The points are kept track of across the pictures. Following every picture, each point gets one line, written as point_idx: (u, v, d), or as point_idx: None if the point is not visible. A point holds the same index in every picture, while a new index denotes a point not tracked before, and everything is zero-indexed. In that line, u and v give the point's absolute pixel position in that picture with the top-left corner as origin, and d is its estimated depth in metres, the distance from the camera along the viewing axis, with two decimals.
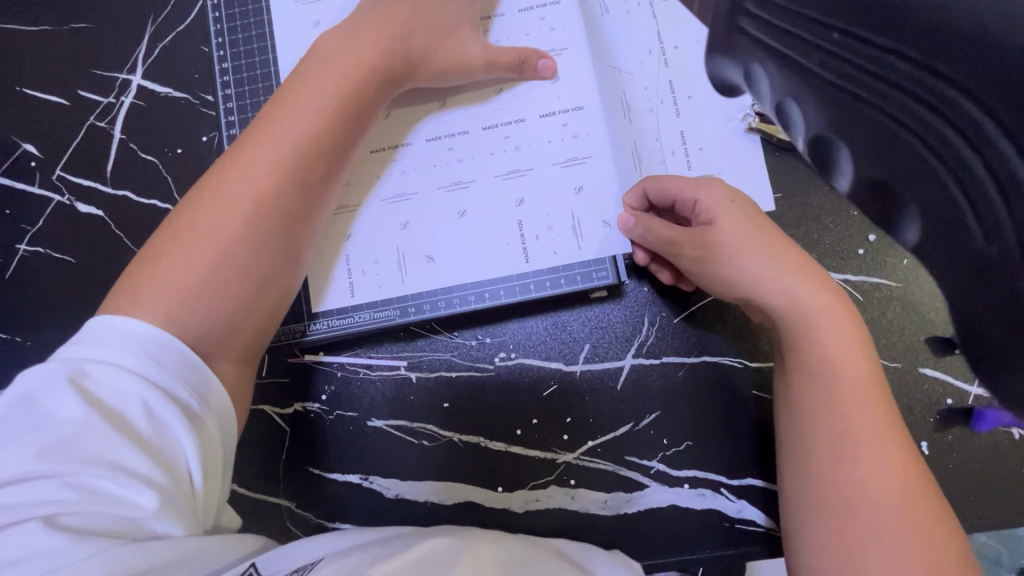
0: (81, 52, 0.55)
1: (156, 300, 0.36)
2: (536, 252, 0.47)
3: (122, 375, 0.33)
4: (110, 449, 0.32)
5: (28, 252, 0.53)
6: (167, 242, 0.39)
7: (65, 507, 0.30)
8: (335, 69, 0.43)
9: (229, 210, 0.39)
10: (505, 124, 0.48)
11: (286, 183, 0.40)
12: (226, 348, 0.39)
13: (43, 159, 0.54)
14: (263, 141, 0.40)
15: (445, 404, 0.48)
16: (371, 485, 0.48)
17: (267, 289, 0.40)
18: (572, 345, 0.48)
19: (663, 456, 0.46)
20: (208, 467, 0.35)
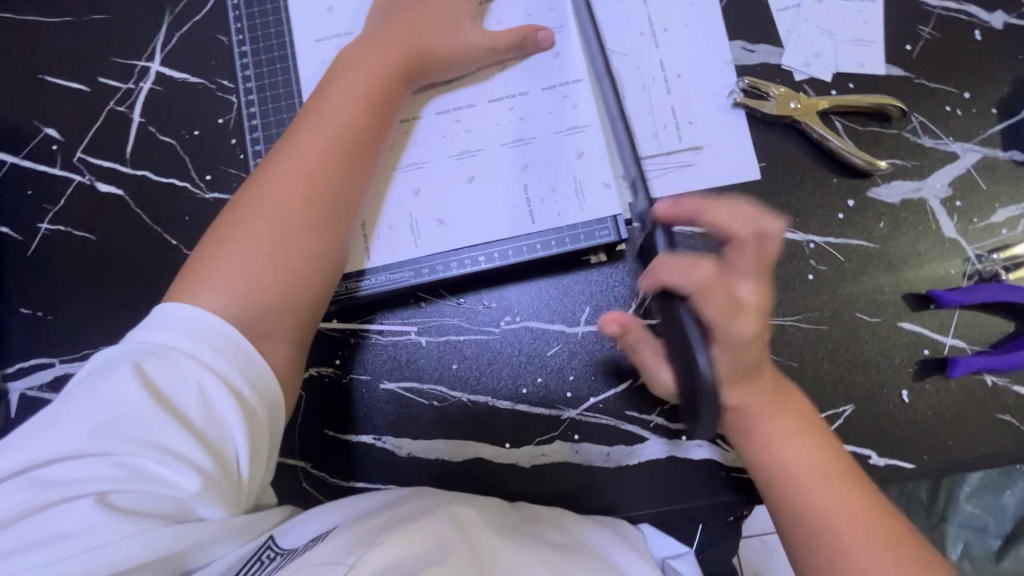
0: (102, 42, 0.57)
1: (223, 273, 0.40)
2: (545, 217, 0.49)
3: (179, 361, 0.36)
4: (161, 432, 0.34)
5: (49, 231, 0.55)
6: (228, 224, 0.43)
7: (117, 486, 0.33)
8: (364, 63, 0.47)
9: (283, 196, 0.43)
10: (509, 97, 0.51)
11: (327, 173, 0.44)
12: (282, 310, 0.42)
13: (64, 143, 0.56)
14: (308, 133, 0.45)
15: (454, 365, 0.51)
16: (384, 444, 0.50)
17: (318, 259, 0.44)
18: (574, 307, 0.51)
19: (661, 411, 0.49)
20: (255, 455, 0.37)
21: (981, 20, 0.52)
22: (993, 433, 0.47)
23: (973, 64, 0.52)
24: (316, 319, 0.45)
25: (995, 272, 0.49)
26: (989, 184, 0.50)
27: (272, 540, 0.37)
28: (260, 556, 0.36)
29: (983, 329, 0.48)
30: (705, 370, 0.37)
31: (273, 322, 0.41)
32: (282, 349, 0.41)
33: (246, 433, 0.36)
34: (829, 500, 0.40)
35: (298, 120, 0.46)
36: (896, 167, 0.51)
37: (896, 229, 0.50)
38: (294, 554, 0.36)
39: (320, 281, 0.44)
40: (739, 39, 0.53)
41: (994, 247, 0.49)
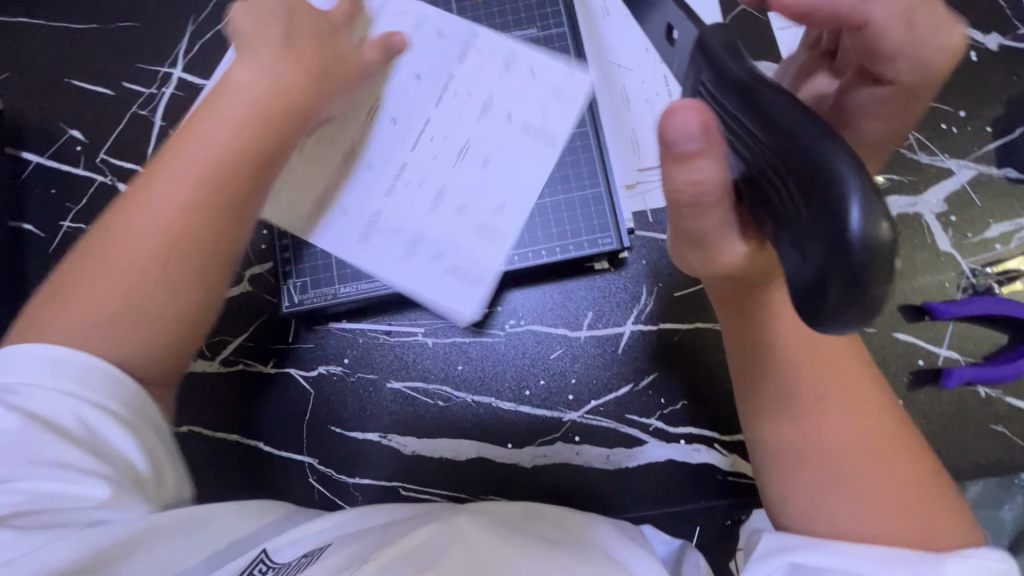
0: (127, 48, 0.60)
1: (94, 294, 0.37)
2: (523, 232, 0.50)
3: (44, 384, 0.34)
4: (43, 453, 0.33)
5: (71, 229, 0.57)
6: (99, 243, 0.38)
7: (21, 509, 0.32)
8: (261, 62, 0.42)
9: (155, 217, 0.38)
10: (515, 114, 0.52)
11: (198, 190, 0.38)
12: (144, 340, 0.37)
13: (88, 144, 0.58)
14: (189, 138, 0.40)
15: (459, 367, 0.52)
16: (389, 443, 0.52)
17: (191, 280, 0.38)
18: (576, 312, 0.52)
19: (660, 415, 0.50)
20: (149, 459, 0.36)
21: (976, 42, 0.54)
22: (985, 443, 0.48)
23: (969, 84, 0.53)
24: (192, 342, 0.40)
25: (988, 286, 0.50)
26: (984, 201, 0.52)
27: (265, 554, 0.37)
28: (252, 570, 0.36)
29: (977, 341, 0.50)
30: (860, 230, 0.17)
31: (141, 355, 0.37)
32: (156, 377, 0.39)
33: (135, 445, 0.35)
34: (847, 443, 0.35)
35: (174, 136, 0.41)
36: (892, 182, 0.52)
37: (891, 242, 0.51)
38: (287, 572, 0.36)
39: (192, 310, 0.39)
40: None
41: (988, 261, 0.51)
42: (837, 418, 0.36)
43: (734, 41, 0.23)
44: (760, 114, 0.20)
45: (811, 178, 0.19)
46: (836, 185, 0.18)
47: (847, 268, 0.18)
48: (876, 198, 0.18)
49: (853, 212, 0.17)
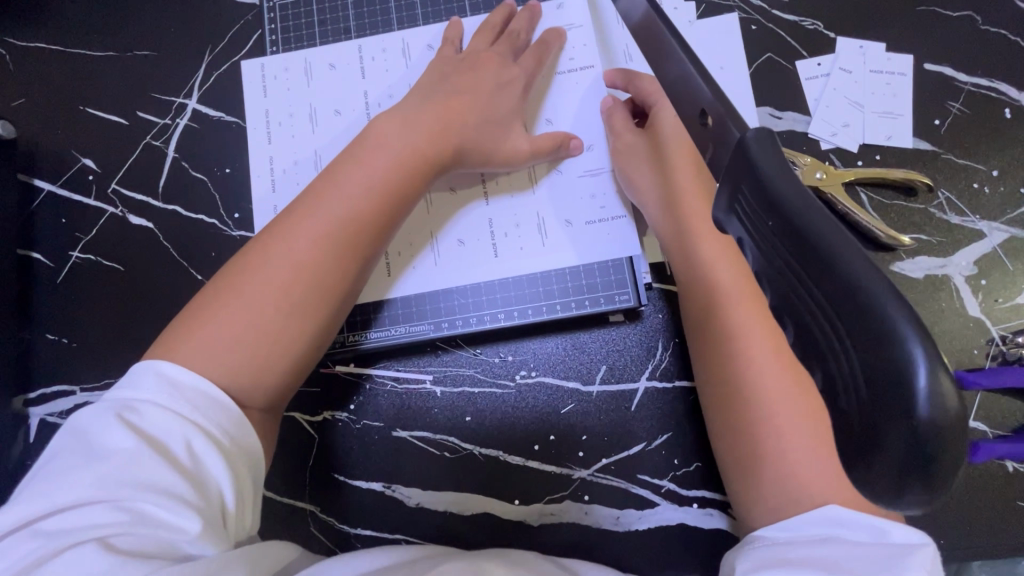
0: (143, 77, 0.59)
1: (196, 355, 0.40)
2: (597, 240, 0.52)
3: (163, 411, 0.37)
4: (155, 472, 0.34)
5: (79, 259, 0.56)
6: (206, 308, 0.42)
7: (118, 530, 0.33)
8: (388, 150, 0.46)
9: (283, 264, 0.43)
10: (550, 181, 0.53)
11: (338, 244, 0.44)
12: (272, 379, 0.42)
13: (100, 173, 0.58)
14: (309, 214, 0.44)
15: (467, 418, 0.51)
16: (393, 493, 0.50)
17: (291, 348, 0.43)
18: (590, 366, 0.51)
19: (673, 476, 0.49)
20: (240, 491, 0.37)
21: (1010, 98, 0.52)
22: (1012, 522, 0.46)
23: (1002, 142, 0.52)
24: (275, 409, 0.44)
25: (1019, 355, 0.48)
26: (1015, 265, 0.50)
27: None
28: None
29: (1005, 412, 0.48)
30: (925, 400, 0.15)
31: (260, 391, 0.42)
32: (266, 407, 0.43)
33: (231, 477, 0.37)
34: (799, 424, 0.37)
35: (300, 204, 0.45)
36: (921, 242, 0.50)
37: (918, 305, 0.50)
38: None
39: (306, 352, 0.44)
40: (767, 105, 0.54)
41: (1019, 328, 0.49)
42: (785, 387, 0.38)
43: (782, 151, 0.21)
44: (805, 243, 0.18)
45: (862, 324, 0.17)
46: (888, 330, 0.16)
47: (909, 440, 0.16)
48: (940, 358, 0.16)
49: (922, 376, 0.15)
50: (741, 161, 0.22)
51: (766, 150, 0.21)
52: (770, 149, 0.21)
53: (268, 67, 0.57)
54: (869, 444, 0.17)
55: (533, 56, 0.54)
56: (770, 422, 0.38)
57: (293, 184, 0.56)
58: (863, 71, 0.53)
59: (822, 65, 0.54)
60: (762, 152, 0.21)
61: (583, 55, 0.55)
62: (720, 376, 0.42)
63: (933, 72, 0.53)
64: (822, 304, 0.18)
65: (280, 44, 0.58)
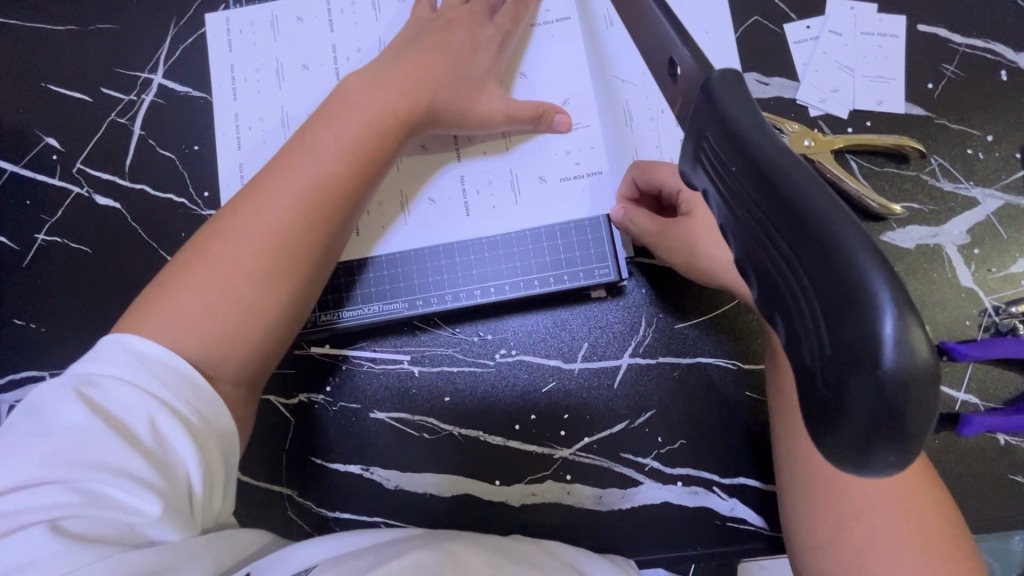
0: (106, 52, 0.57)
1: (163, 330, 0.37)
2: (572, 198, 0.49)
3: (129, 390, 0.35)
4: (117, 455, 0.33)
5: (45, 242, 0.55)
6: (173, 279, 0.40)
7: (71, 514, 0.31)
8: (362, 111, 0.44)
9: (257, 234, 0.40)
10: (526, 140, 0.50)
11: (313, 210, 0.42)
12: (251, 352, 0.40)
13: (64, 153, 0.56)
14: (283, 176, 0.42)
15: (446, 399, 0.49)
16: (372, 476, 0.49)
17: (265, 319, 0.40)
18: (571, 343, 0.49)
19: (657, 454, 0.47)
20: (210, 476, 0.36)
21: (1007, 60, 0.50)
22: (1004, 495, 0.45)
23: (998, 106, 0.50)
24: (258, 386, 0.42)
25: (1013, 326, 0.47)
26: (1010, 234, 0.48)
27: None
28: None
29: (998, 385, 0.46)
30: (894, 354, 0.14)
31: (238, 365, 0.39)
32: (241, 383, 0.40)
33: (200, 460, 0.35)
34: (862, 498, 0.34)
35: (273, 167, 0.43)
36: (913, 211, 0.49)
37: (909, 276, 0.48)
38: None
39: (286, 323, 0.42)
40: (753, 71, 0.51)
41: (1013, 298, 0.47)
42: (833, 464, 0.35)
43: (749, 95, 0.20)
44: (772, 191, 0.17)
45: (831, 271, 0.15)
46: (859, 283, 0.15)
47: (875, 397, 0.15)
48: (908, 304, 0.15)
49: (888, 324, 0.14)
50: (708, 106, 0.20)
51: (732, 94, 0.20)
52: (737, 92, 0.20)
53: (232, 27, 0.55)
54: (835, 404, 0.16)
55: (509, 15, 0.51)
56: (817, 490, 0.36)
57: (258, 150, 0.53)
58: (854, 34, 0.51)
59: (812, 28, 0.52)
60: (726, 97, 0.20)
61: (559, 5, 0.52)
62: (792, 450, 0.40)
63: (927, 34, 0.51)
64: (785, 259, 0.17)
65: (246, 3, 0.55)
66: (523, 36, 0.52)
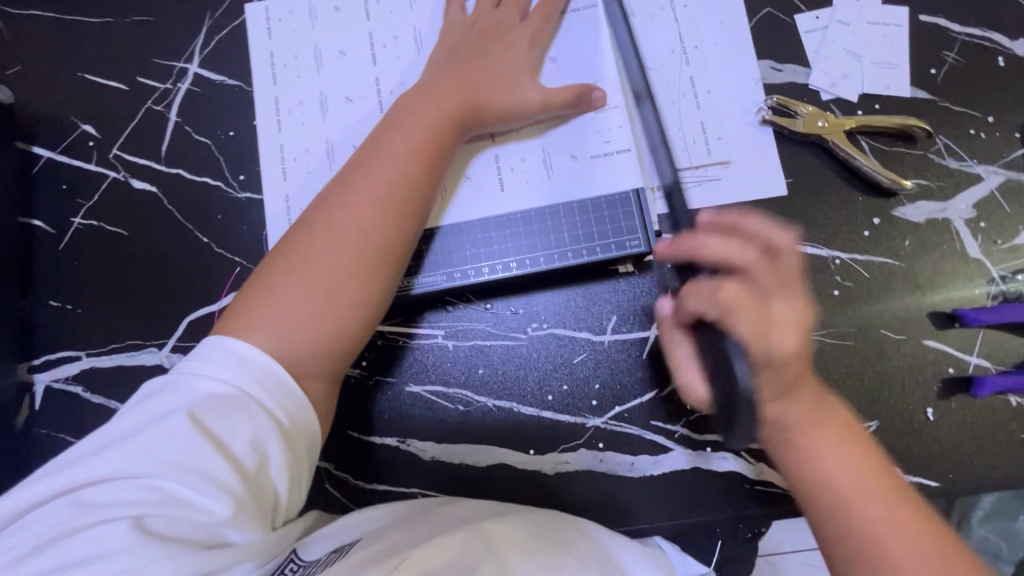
0: (142, 42, 0.59)
1: (266, 328, 0.40)
2: (601, 173, 0.51)
3: (227, 392, 0.37)
4: (210, 457, 0.35)
5: (82, 225, 0.56)
6: (269, 280, 0.42)
7: (158, 508, 0.34)
8: (422, 114, 0.47)
9: (348, 229, 0.43)
10: (557, 123, 0.52)
11: (394, 209, 0.44)
12: (348, 350, 0.43)
13: (100, 139, 0.57)
14: (364, 181, 0.45)
15: (480, 371, 0.51)
16: (408, 448, 0.50)
17: (359, 315, 0.43)
18: (602, 316, 0.51)
19: (687, 421, 0.49)
20: (293, 478, 0.38)
21: (1003, 47, 0.54)
22: (1017, 453, 0.48)
23: (997, 90, 0.53)
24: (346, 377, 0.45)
25: (1019, 293, 0.49)
26: (1012, 207, 0.51)
27: (296, 553, 0.38)
28: (283, 569, 0.37)
29: (1007, 350, 0.49)
30: None
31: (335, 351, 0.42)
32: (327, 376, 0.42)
33: (282, 468, 0.37)
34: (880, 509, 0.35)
35: (353, 172, 0.46)
36: (921, 186, 0.51)
37: (921, 248, 0.51)
38: (316, 567, 0.37)
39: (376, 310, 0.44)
40: (768, 58, 0.54)
41: (1018, 268, 0.50)
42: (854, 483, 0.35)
43: None
44: None
45: None
46: None
47: None
48: None
49: None
50: None
51: None
52: None
53: (265, 23, 0.57)
54: None
55: (542, 15, 0.53)
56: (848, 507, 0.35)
57: (294, 136, 0.55)
58: (861, 24, 0.54)
59: (821, 18, 0.55)
60: None
61: None
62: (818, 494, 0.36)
63: (928, 23, 0.54)
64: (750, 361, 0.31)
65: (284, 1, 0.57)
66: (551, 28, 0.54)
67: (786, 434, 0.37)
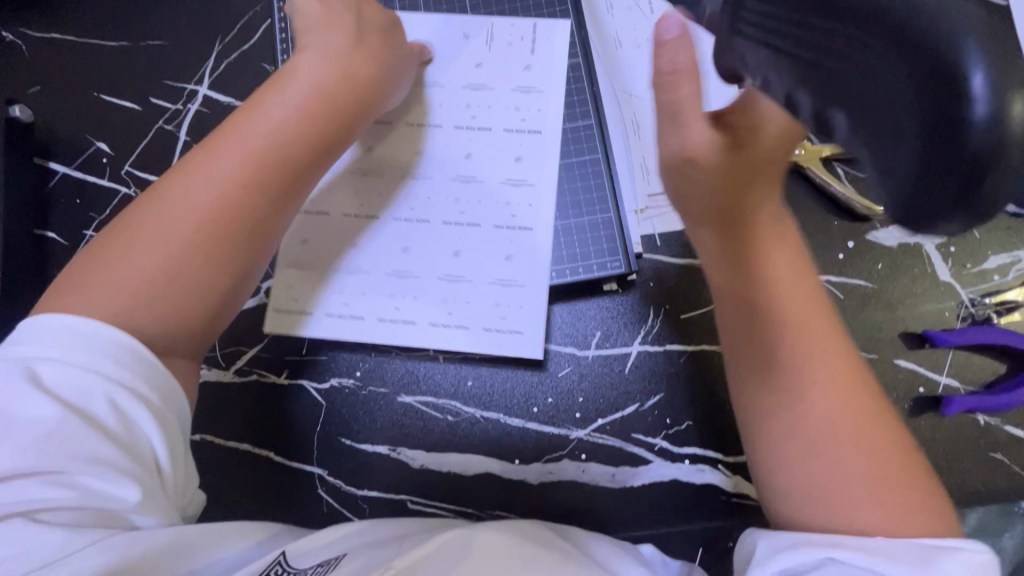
0: (156, 65, 0.62)
1: (103, 290, 0.38)
2: (583, 201, 0.55)
3: (73, 374, 0.35)
4: (86, 443, 0.34)
5: (93, 238, 0.58)
6: (122, 237, 0.40)
7: (53, 502, 0.33)
8: (305, 84, 0.45)
9: (183, 207, 0.40)
10: (529, 150, 0.56)
11: (257, 172, 0.42)
12: (199, 309, 0.41)
13: (113, 156, 0.60)
14: (229, 139, 0.42)
15: (469, 383, 0.53)
16: (398, 456, 0.52)
17: (214, 285, 0.41)
18: (586, 332, 0.53)
19: (666, 434, 0.51)
20: (173, 448, 0.38)
21: None
22: (984, 469, 0.49)
23: None
24: (208, 343, 0.43)
25: (987, 315, 0.52)
26: (984, 233, 0.53)
27: (282, 557, 0.39)
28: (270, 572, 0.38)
29: (977, 370, 0.51)
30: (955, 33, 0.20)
31: (175, 338, 0.40)
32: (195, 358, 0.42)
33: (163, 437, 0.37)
34: (858, 456, 0.36)
35: (223, 128, 0.43)
36: None
37: (894, 271, 0.53)
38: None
39: (227, 297, 0.42)
40: None
41: (987, 291, 0.52)
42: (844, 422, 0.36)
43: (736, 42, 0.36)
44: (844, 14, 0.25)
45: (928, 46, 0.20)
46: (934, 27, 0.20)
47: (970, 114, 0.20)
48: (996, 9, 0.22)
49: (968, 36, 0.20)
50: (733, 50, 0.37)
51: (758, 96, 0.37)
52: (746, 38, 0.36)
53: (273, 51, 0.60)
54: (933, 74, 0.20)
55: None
56: (827, 446, 0.36)
57: None
58: None
59: None
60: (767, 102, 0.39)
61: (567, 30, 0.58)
62: (805, 422, 0.37)
63: None
64: (824, 26, 0.24)
65: (291, 31, 0.61)
66: (509, 48, 0.58)
67: (796, 357, 0.38)
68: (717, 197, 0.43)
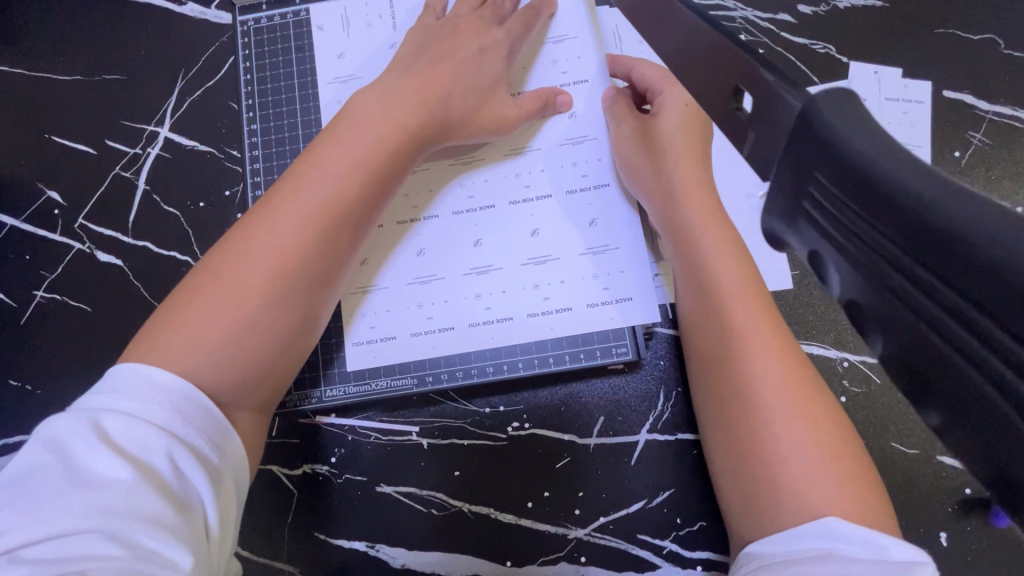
0: (111, 102, 0.56)
1: (171, 351, 0.36)
2: (586, 268, 0.50)
3: (141, 424, 0.32)
4: (143, 499, 0.30)
5: (44, 299, 0.53)
6: (188, 294, 0.38)
7: (96, 565, 0.28)
8: (374, 123, 0.44)
9: (295, 210, 0.40)
10: (533, 201, 0.51)
11: (325, 225, 0.41)
12: (265, 358, 0.39)
13: (65, 207, 0.54)
14: (298, 185, 0.41)
15: (456, 472, 0.48)
16: (377, 553, 0.47)
17: (287, 344, 0.40)
18: (586, 417, 0.48)
19: (676, 536, 0.46)
20: (223, 514, 0.34)
21: None
22: None
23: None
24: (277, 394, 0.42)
25: None
26: None
27: None
28: None
29: None
30: None
31: (271, 358, 0.39)
32: (255, 410, 0.40)
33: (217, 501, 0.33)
34: (809, 437, 0.36)
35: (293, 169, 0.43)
36: None
37: None
38: None
39: (317, 307, 0.42)
40: None
41: None
42: (788, 401, 0.37)
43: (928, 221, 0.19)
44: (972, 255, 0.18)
45: None
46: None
47: None
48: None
49: None
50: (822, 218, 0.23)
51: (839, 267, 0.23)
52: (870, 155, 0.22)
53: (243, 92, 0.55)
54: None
55: (519, 23, 0.52)
56: (771, 430, 0.37)
57: None
58: (878, 99, 0.50)
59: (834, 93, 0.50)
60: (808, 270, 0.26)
61: (576, 67, 0.53)
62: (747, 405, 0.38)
63: (953, 99, 0.50)
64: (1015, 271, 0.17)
65: (262, 68, 0.55)
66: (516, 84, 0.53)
67: (735, 339, 0.40)
68: (665, 209, 0.47)
